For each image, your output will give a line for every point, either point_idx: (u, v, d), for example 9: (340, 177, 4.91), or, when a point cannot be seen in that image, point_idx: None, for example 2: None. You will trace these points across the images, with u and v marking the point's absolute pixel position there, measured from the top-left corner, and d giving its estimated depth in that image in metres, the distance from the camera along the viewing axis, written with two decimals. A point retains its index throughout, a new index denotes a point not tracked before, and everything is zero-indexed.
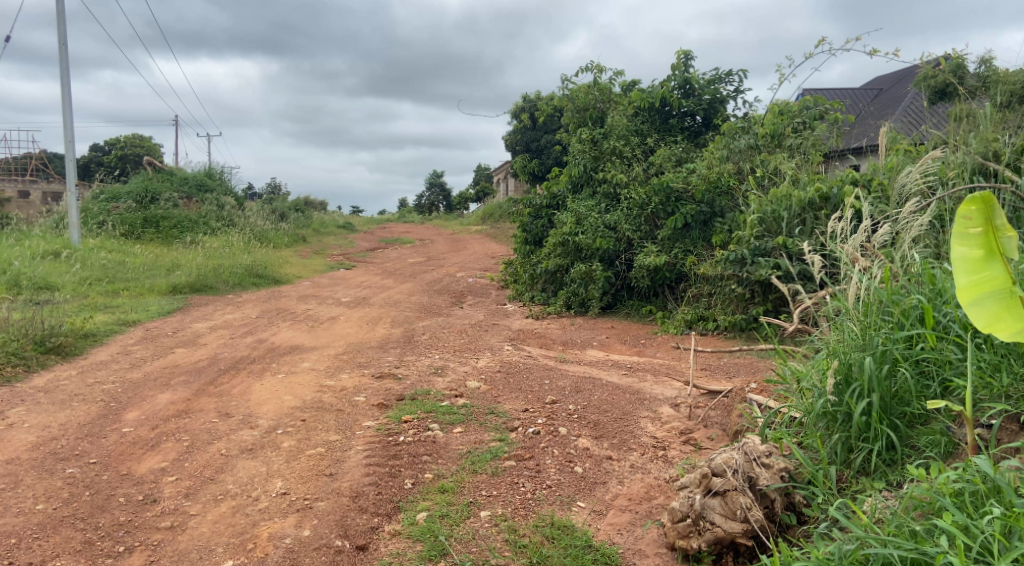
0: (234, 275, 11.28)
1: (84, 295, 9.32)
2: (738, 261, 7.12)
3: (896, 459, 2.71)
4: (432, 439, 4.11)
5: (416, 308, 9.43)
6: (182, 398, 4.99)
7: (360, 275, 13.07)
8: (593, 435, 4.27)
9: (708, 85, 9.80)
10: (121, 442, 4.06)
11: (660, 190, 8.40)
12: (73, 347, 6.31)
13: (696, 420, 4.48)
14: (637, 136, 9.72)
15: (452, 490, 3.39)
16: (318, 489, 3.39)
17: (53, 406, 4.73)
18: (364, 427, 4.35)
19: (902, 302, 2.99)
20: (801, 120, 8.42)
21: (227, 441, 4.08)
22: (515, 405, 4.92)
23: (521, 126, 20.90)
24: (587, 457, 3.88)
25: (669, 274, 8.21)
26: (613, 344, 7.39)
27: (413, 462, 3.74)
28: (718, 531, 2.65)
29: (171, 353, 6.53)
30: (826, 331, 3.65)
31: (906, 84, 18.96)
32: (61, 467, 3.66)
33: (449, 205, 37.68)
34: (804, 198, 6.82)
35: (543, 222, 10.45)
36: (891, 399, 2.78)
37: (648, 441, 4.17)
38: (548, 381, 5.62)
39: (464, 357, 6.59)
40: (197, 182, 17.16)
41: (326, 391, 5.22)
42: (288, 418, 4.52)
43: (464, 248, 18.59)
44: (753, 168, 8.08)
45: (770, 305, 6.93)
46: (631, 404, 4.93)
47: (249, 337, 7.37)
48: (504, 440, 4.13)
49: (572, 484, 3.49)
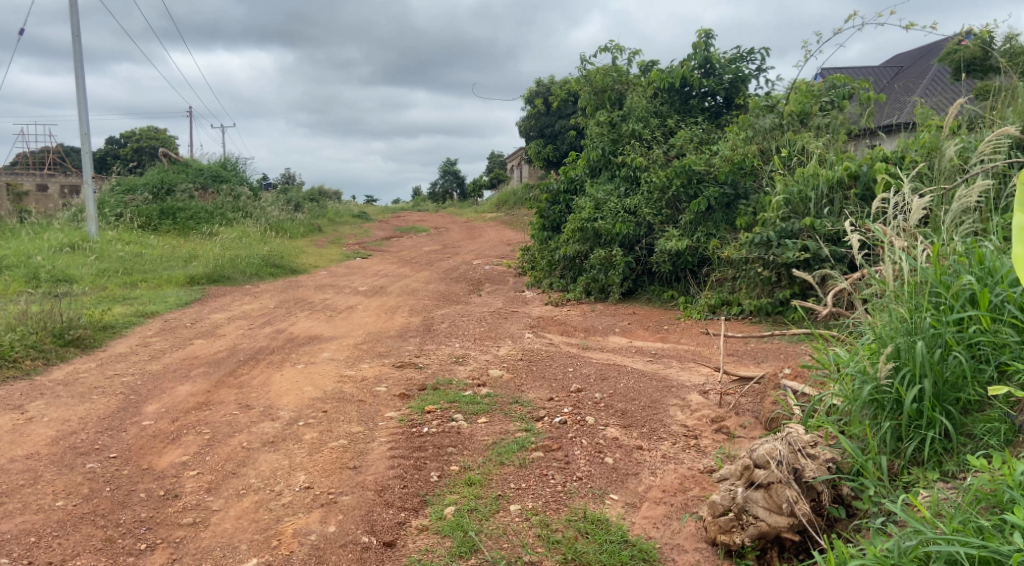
0: (251, 266, 11.24)
1: (102, 287, 9.31)
2: (763, 243, 6.97)
3: (951, 447, 2.58)
4: (456, 430, 4.02)
5: (434, 296, 9.34)
6: (202, 390, 4.93)
7: (377, 264, 13.01)
8: (622, 424, 4.17)
9: (730, 63, 9.59)
10: (141, 436, 3.98)
11: (681, 173, 8.21)
12: (92, 340, 6.27)
13: (727, 407, 4.38)
14: (657, 117, 9.55)
15: (480, 483, 3.29)
16: (343, 483, 3.30)
17: (72, 399, 4.68)
18: (387, 418, 4.27)
19: (951, 280, 2.83)
20: (828, 99, 8.24)
21: (249, 433, 4.01)
22: (539, 394, 4.81)
23: (536, 111, 20.73)
24: (616, 447, 3.76)
25: (692, 258, 8.04)
26: (635, 330, 7.27)
27: (438, 454, 3.65)
28: (762, 526, 2.53)
29: (190, 344, 6.48)
30: (865, 315, 3.53)
31: (927, 62, 18.62)
32: (81, 461, 3.60)
33: (463, 193, 37.55)
34: (832, 177, 6.70)
35: (560, 208, 10.29)
36: (945, 385, 2.65)
37: (679, 430, 4.08)
38: (571, 369, 5.50)
39: (484, 345, 6.48)
40: (212, 173, 17.13)
41: (346, 381, 5.14)
42: (309, 409, 4.45)
43: (480, 236, 18.49)
44: (779, 148, 7.91)
45: (797, 288, 6.80)
46: (658, 392, 4.82)
47: (268, 328, 7.31)
48: (530, 430, 4.02)
49: (604, 475, 3.37)
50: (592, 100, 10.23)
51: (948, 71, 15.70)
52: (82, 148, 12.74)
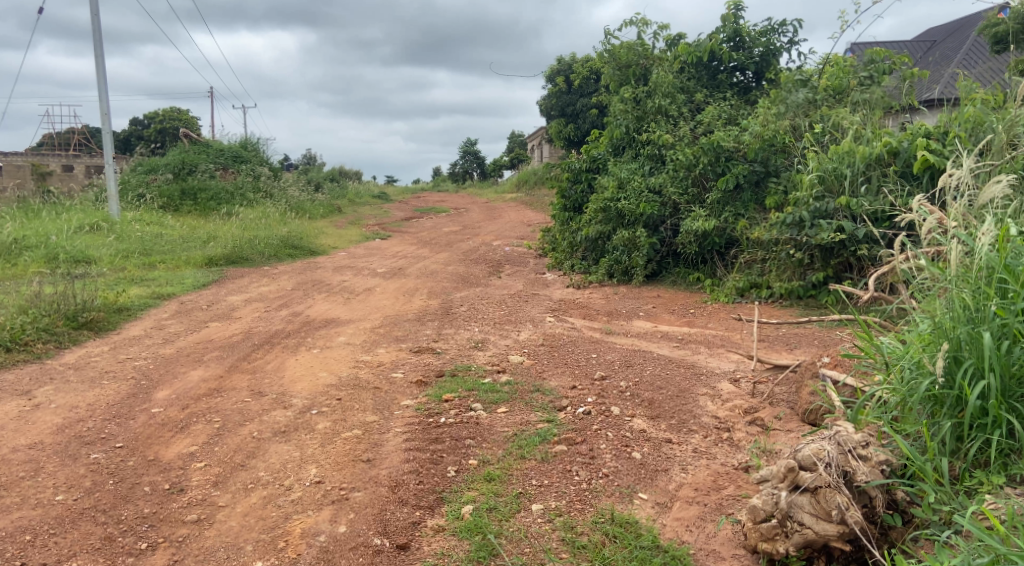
0: (270, 247, 11.12)
1: (121, 268, 9.24)
2: (795, 224, 6.70)
3: (1018, 449, 2.35)
4: (475, 420, 3.83)
5: (453, 278, 9.14)
6: (214, 375, 4.79)
7: (396, 245, 12.85)
8: (649, 416, 3.96)
9: (761, 36, 9.24)
10: (149, 424, 3.85)
11: (709, 150, 7.91)
12: (107, 322, 6.17)
13: (760, 398, 4.20)
14: (684, 93, 9.27)
15: (499, 479, 3.10)
16: (355, 477, 3.14)
17: (83, 385, 4.57)
18: (403, 406, 4.11)
19: (1016, 264, 2.57)
20: (866, 74, 7.99)
21: (260, 422, 3.85)
22: (561, 381, 4.61)
23: (556, 90, 20.39)
24: (644, 441, 3.56)
25: (719, 239, 7.75)
26: (660, 314, 7.03)
27: (456, 447, 3.47)
28: (808, 534, 2.30)
29: (205, 328, 6.35)
30: (918, 303, 3.30)
31: (962, 34, 17.99)
32: (86, 452, 3.47)
33: (483, 173, 37.20)
34: (869, 154, 6.41)
35: (582, 187, 10.01)
36: (1012, 381, 2.40)
37: (710, 422, 3.87)
38: (595, 355, 5.29)
39: (504, 329, 6.28)
40: (233, 153, 17.02)
41: (363, 366, 4.99)
42: (323, 396, 4.29)
43: (500, 216, 18.29)
44: (813, 125, 7.66)
45: (832, 271, 6.54)
46: (687, 380, 4.59)
47: (284, 310, 7.17)
48: (552, 421, 3.82)
49: (631, 472, 3.17)
50: (616, 76, 9.95)
51: (984, 44, 15.18)
52: (101, 128, 12.68)
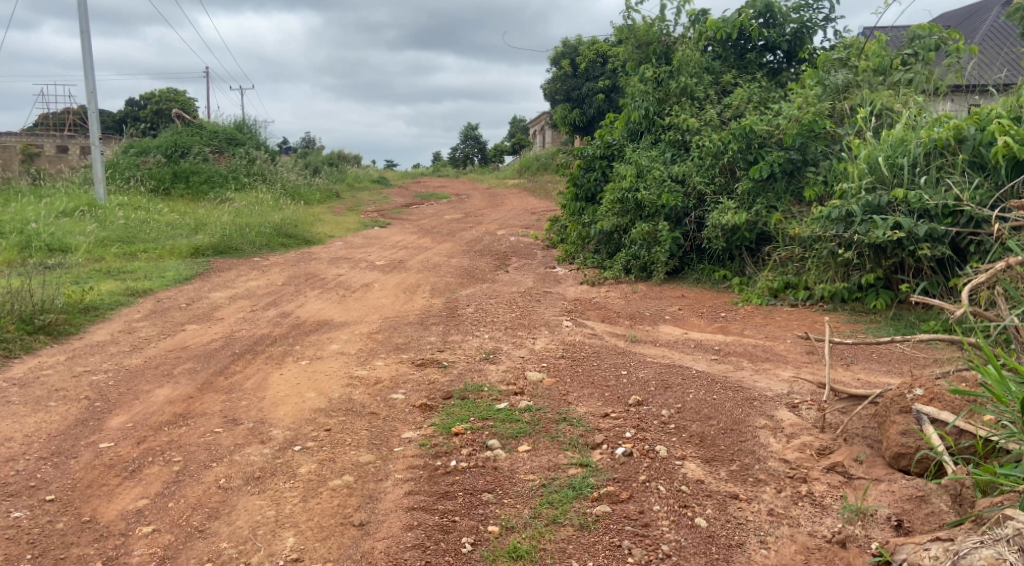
0: (261, 236, 10.36)
1: (98, 259, 8.51)
2: (842, 219, 5.99)
3: None
4: (493, 465, 3.12)
5: (458, 272, 8.40)
6: (182, 396, 4.06)
7: (396, 234, 12.10)
8: (702, 457, 3.26)
9: (794, 11, 8.47)
10: (93, 466, 3.14)
11: (740, 136, 7.15)
12: (68, 326, 5.45)
13: (832, 432, 3.48)
14: (710, 74, 8.51)
15: (530, 557, 2.47)
16: (342, 552, 2.49)
17: (23, 408, 3.84)
18: (403, 441, 3.40)
19: None
20: (911, 52, 7.27)
21: (229, 464, 3.13)
22: (590, 408, 3.89)
23: (562, 73, 19.57)
24: (703, 495, 2.87)
25: (750, 235, 7.02)
26: (688, 318, 6.29)
27: (471, 506, 2.77)
28: None
29: (181, 332, 5.62)
30: None
31: (986, 18, 17.16)
32: (5, 508, 2.77)
33: (484, 157, 36.20)
34: (931, 141, 5.72)
35: (595, 175, 9.22)
36: None
37: (779, 467, 3.15)
38: (625, 372, 4.56)
39: (517, 336, 5.55)
40: (227, 135, 16.17)
41: (357, 385, 4.25)
42: (308, 427, 3.57)
43: (502, 204, 17.49)
44: (856, 107, 6.93)
45: (883, 273, 5.82)
46: (739, 407, 3.84)
47: (272, 310, 6.43)
48: (588, 466, 3.11)
49: (698, 549, 2.54)
50: (635, 54, 9.15)
51: (1010, 30, 14.56)
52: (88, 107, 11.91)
